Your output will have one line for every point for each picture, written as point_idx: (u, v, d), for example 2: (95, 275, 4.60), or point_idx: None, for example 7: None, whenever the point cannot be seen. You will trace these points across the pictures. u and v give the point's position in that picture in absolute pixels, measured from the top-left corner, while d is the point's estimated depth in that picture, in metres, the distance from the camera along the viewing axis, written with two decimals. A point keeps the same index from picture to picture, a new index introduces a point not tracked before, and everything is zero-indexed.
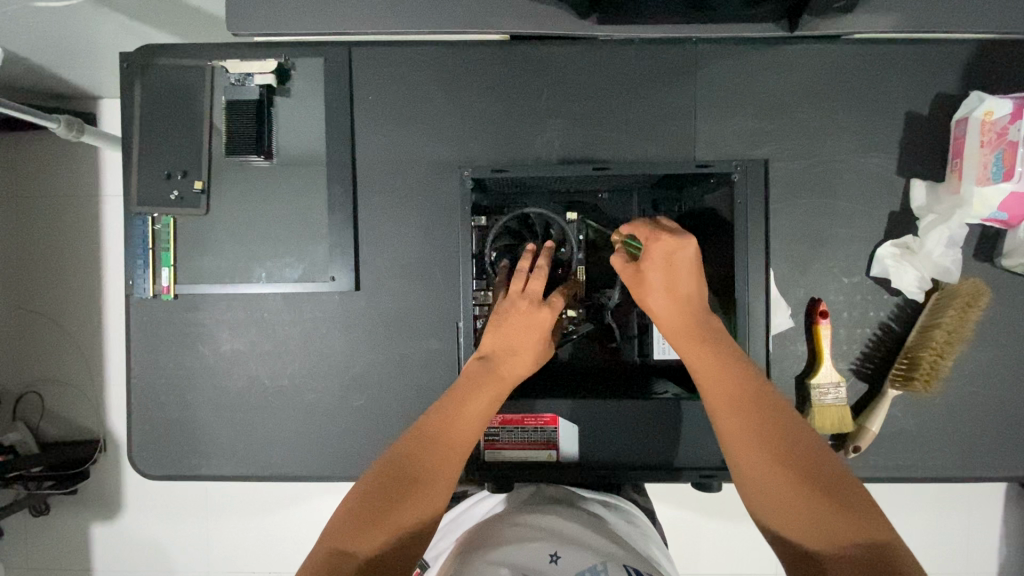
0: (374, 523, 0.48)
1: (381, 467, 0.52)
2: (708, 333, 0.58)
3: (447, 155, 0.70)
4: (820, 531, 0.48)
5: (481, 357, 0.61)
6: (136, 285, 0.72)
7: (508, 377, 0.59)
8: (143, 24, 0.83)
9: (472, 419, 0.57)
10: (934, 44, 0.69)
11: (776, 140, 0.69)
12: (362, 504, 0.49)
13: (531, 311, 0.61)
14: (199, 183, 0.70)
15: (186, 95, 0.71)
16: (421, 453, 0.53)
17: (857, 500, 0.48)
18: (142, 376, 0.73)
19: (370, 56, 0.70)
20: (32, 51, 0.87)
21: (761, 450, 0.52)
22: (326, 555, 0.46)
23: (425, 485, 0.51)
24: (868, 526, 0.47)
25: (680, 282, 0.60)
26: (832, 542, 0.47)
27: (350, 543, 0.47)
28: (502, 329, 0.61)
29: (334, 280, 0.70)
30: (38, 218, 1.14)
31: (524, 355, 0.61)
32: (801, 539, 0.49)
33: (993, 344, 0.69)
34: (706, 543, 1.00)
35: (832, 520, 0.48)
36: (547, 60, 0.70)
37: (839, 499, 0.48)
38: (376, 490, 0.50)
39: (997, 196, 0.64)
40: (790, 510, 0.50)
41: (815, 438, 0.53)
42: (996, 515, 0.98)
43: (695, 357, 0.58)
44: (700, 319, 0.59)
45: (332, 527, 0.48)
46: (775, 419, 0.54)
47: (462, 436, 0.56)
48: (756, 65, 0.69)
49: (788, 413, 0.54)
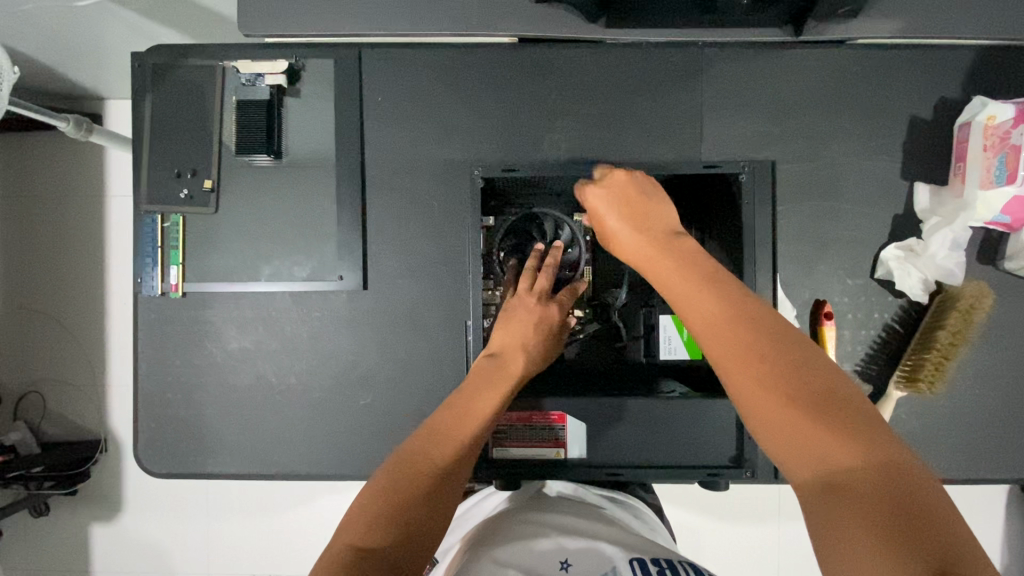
0: (388, 521, 0.47)
1: (390, 465, 0.52)
2: (683, 261, 0.57)
3: (455, 155, 0.71)
4: (820, 456, 0.43)
5: (491, 354, 0.62)
6: (145, 283, 0.72)
7: (516, 374, 0.61)
8: (154, 24, 0.84)
9: (483, 410, 0.57)
10: (937, 49, 0.69)
11: (781, 143, 0.70)
12: (374, 499, 0.49)
13: (540, 309, 0.65)
14: (209, 182, 0.71)
15: (197, 94, 0.71)
16: (432, 447, 0.54)
17: (860, 421, 0.43)
18: (150, 373, 0.73)
19: (380, 56, 0.70)
20: (41, 50, 0.88)
21: (753, 364, 0.48)
22: (340, 554, 0.45)
23: (434, 481, 0.51)
24: (873, 449, 0.42)
25: (648, 220, 0.62)
26: (833, 466, 0.42)
27: (364, 539, 0.46)
28: (511, 322, 0.63)
29: (343, 279, 0.71)
30: (42, 218, 1.14)
31: (532, 351, 0.63)
32: (801, 466, 0.44)
33: (997, 345, 0.70)
34: (709, 546, 1.00)
35: (832, 442, 0.43)
36: (555, 62, 0.70)
37: (840, 418, 0.43)
38: (386, 488, 0.50)
39: (1000, 199, 0.65)
40: (787, 435, 0.45)
41: (804, 347, 0.49)
42: (998, 521, 0.98)
43: (674, 283, 0.56)
44: (674, 250, 0.59)
45: (348, 525, 0.47)
46: (763, 332, 0.49)
47: (473, 425, 0.56)
48: (762, 69, 0.70)
49: (768, 322, 0.50)
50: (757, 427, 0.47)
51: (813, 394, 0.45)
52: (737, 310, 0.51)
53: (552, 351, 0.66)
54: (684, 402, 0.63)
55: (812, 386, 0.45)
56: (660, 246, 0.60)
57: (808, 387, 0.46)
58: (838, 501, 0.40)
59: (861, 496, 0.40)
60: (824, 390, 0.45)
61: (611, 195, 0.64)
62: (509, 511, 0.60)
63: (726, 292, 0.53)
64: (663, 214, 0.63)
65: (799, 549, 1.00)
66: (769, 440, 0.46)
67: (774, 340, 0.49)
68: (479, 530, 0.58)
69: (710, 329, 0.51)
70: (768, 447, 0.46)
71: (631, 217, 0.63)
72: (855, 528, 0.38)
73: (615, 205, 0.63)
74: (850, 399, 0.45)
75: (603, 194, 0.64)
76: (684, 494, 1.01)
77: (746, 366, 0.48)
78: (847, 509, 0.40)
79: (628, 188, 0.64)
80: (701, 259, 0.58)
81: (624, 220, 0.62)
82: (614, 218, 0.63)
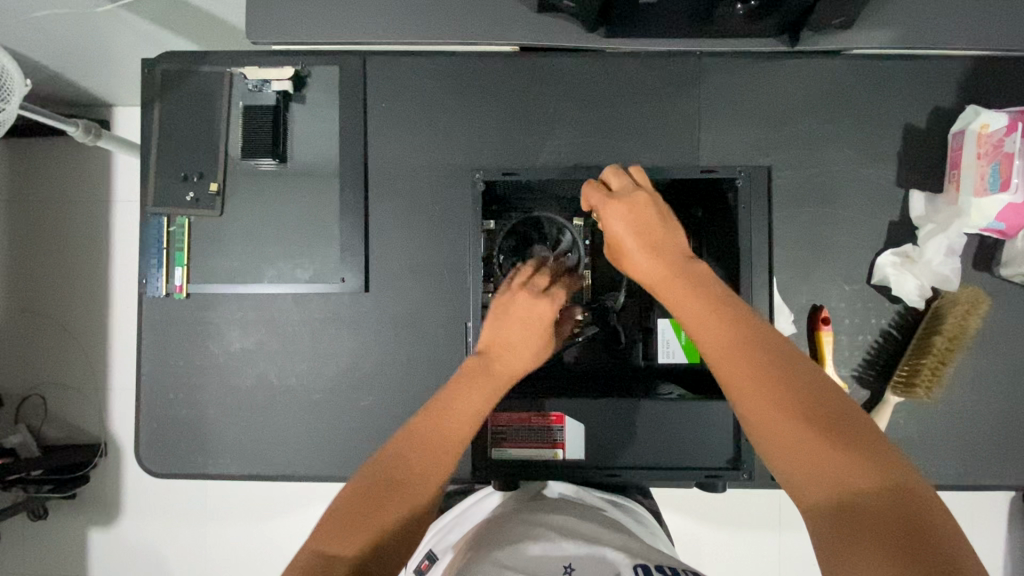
0: (360, 526, 0.47)
1: (370, 469, 0.52)
2: (691, 281, 0.57)
3: (457, 160, 0.72)
4: (835, 480, 0.43)
5: (479, 353, 0.63)
6: (150, 284, 0.73)
7: (499, 374, 0.61)
8: (162, 30, 0.85)
9: (468, 413, 0.57)
10: (930, 59, 0.71)
11: (778, 149, 0.71)
12: (348, 505, 0.49)
13: (532, 303, 0.64)
14: (215, 185, 0.72)
15: (205, 100, 0.73)
16: (412, 452, 0.54)
17: (872, 445, 0.44)
18: (152, 373, 0.74)
19: (384, 64, 0.72)
20: (51, 57, 0.90)
21: (764, 389, 0.48)
22: (308, 561, 0.45)
23: (411, 486, 0.52)
24: (885, 472, 0.42)
25: (655, 236, 0.61)
26: (848, 490, 0.42)
27: (337, 547, 0.46)
28: (497, 323, 0.63)
29: (344, 281, 0.71)
30: (48, 222, 1.16)
31: (521, 351, 0.62)
32: (812, 489, 0.44)
33: (993, 351, 0.70)
34: (709, 554, 1.00)
35: (847, 466, 0.43)
36: (555, 70, 0.72)
37: (853, 442, 0.44)
38: (360, 493, 0.50)
39: (994, 207, 0.66)
40: (800, 459, 0.45)
41: (811, 367, 0.49)
42: (999, 531, 0.98)
43: (682, 304, 0.56)
44: (682, 268, 0.58)
45: (321, 528, 0.47)
46: (771, 357, 0.49)
47: (455, 432, 0.56)
48: (758, 78, 0.71)
49: (776, 344, 0.50)
50: (767, 450, 0.47)
51: (826, 419, 0.45)
52: (746, 333, 0.51)
53: (550, 347, 0.65)
54: (682, 403, 0.64)
55: (826, 411, 0.46)
56: (670, 265, 0.59)
57: (821, 411, 0.46)
58: (853, 525, 0.41)
59: (877, 521, 0.40)
60: (837, 413, 0.46)
61: (628, 206, 0.62)
62: (510, 513, 0.60)
63: (733, 315, 0.53)
64: (670, 229, 0.62)
65: (799, 556, 1.00)
66: (780, 463, 0.46)
67: (781, 362, 0.49)
68: (479, 531, 0.57)
69: (721, 352, 0.51)
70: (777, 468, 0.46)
71: (640, 230, 0.62)
72: (873, 551, 0.39)
73: (625, 214, 0.62)
74: (859, 422, 0.45)
75: (611, 202, 0.62)
76: (684, 499, 1.01)
77: (756, 391, 0.48)
78: (864, 533, 0.40)
79: (639, 198, 0.63)
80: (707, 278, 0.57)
81: (635, 233, 0.61)
82: (621, 228, 0.62)
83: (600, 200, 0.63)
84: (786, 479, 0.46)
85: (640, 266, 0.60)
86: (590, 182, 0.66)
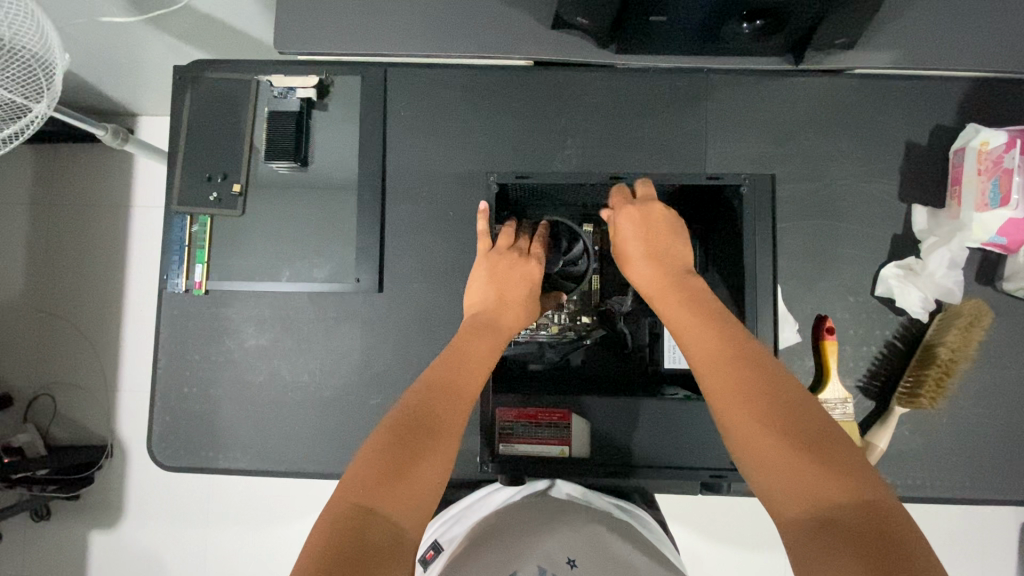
0: (388, 478, 0.46)
1: (392, 421, 0.51)
2: (687, 296, 0.60)
3: (471, 167, 0.75)
4: (812, 493, 0.44)
5: (475, 315, 0.65)
6: (170, 279, 0.75)
7: (501, 330, 0.63)
8: (194, 41, 0.89)
9: (474, 371, 0.58)
10: (933, 80, 0.73)
11: (782, 164, 0.74)
12: (374, 459, 0.48)
13: (520, 260, 0.67)
14: (238, 186, 0.74)
15: (232, 105, 0.76)
16: (433, 405, 0.53)
17: (852, 461, 0.45)
18: (168, 367, 0.76)
19: (404, 74, 0.75)
20: (86, 65, 0.94)
21: (745, 402, 0.49)
22: (345, 513, 0.44)
23: (438, 437, 0.51)
24: (860, 488, 0.43)
25: (661, 244, 0.65)
26: (822, 502, 0.43)
27: (373, 500, 0.45)
28: (497, 279, 0.66)
29: (359, 281, 0.73)
30: (68, 224, 1.19)
31: (513, 304, 0.65)
32: (788, 501, 0.45)
33: (996, 364, 0.71)
34: (713, 569, 1.00)
35: (824, 478, 0.44)
36: (568, 84, 0.75)
37: (830, 456, 0.45)
38: (388, 446, 0.49)
39: (995, 222, 0.66)
40: (777, 471, 0.46)
41: (795, 383, 0.50)
42: (1009, 554, 0.98)
43: (676, 321, 0.58)
44: (681, 282, 0.61)
45: (350, 480, 0.46)
46: (755, 372, 0.51)
47: (466, 386, 0.57)
48: (765, 95, 0.74)
49: (764, 360, 0.52)
50: (746, 464, 0.48)
51: (804, 434, 0.46)
52: (732, 348, 0.53)
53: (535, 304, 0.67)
54: (687, 403, 0.65)
55: (805, 426, 0.47)
56: (674, 279, 0.62)
57: (800, 425, 0.47)
58: (819, 535, 0.41)
59: (845, 530, 0.41)
60: (815, 427, 0.47)
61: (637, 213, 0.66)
62: (516, 511, 0.61)
63: (724, 330, 0.55)
64: (676, 237, 0.66)
65: None
66: (759, 475, 0.47)
67: (767, 379, 0.50)
68: (483, 529, 0.58)
69: (711, 366, 0.53)
70: (756, 480, 0.47)
71: (645, 239, 0.65)
72: (839, 556, 0.39)
73: (634, 218, 0.66)
74: (840, 439, 0.46)
75: (626, 205, 0.67)
76: (690, 507, 1.01)
77: (739, 405, 0.49)
78: (833, 540, 0.41)
79: (652, 209, 0.66)
80: (706, 296, 0.60)
81: (639, 241, 0.65)
82: (630, 229, 0.65)
83: (619, 205, 0.67)
84: (765, 493, 0.47)
85: (642, 278, 0.64)
86: (620, 185, 0.70)
